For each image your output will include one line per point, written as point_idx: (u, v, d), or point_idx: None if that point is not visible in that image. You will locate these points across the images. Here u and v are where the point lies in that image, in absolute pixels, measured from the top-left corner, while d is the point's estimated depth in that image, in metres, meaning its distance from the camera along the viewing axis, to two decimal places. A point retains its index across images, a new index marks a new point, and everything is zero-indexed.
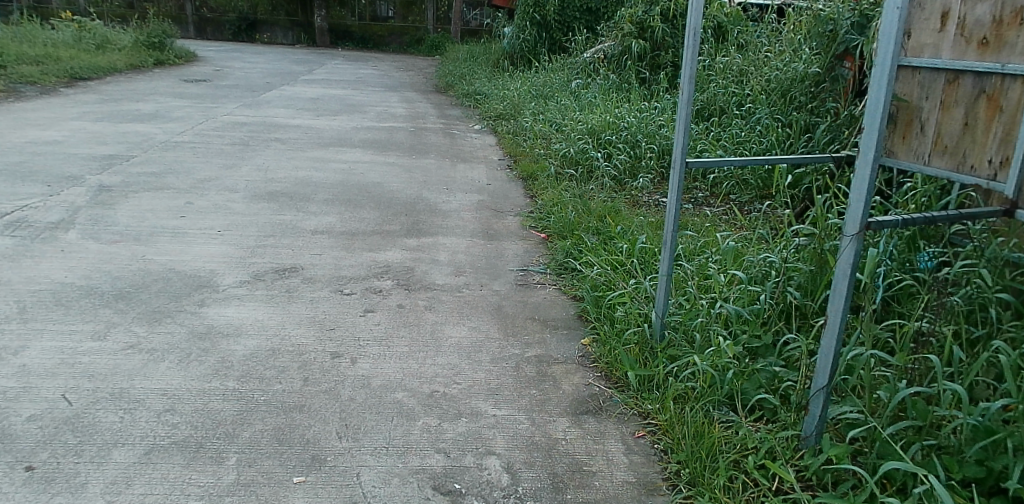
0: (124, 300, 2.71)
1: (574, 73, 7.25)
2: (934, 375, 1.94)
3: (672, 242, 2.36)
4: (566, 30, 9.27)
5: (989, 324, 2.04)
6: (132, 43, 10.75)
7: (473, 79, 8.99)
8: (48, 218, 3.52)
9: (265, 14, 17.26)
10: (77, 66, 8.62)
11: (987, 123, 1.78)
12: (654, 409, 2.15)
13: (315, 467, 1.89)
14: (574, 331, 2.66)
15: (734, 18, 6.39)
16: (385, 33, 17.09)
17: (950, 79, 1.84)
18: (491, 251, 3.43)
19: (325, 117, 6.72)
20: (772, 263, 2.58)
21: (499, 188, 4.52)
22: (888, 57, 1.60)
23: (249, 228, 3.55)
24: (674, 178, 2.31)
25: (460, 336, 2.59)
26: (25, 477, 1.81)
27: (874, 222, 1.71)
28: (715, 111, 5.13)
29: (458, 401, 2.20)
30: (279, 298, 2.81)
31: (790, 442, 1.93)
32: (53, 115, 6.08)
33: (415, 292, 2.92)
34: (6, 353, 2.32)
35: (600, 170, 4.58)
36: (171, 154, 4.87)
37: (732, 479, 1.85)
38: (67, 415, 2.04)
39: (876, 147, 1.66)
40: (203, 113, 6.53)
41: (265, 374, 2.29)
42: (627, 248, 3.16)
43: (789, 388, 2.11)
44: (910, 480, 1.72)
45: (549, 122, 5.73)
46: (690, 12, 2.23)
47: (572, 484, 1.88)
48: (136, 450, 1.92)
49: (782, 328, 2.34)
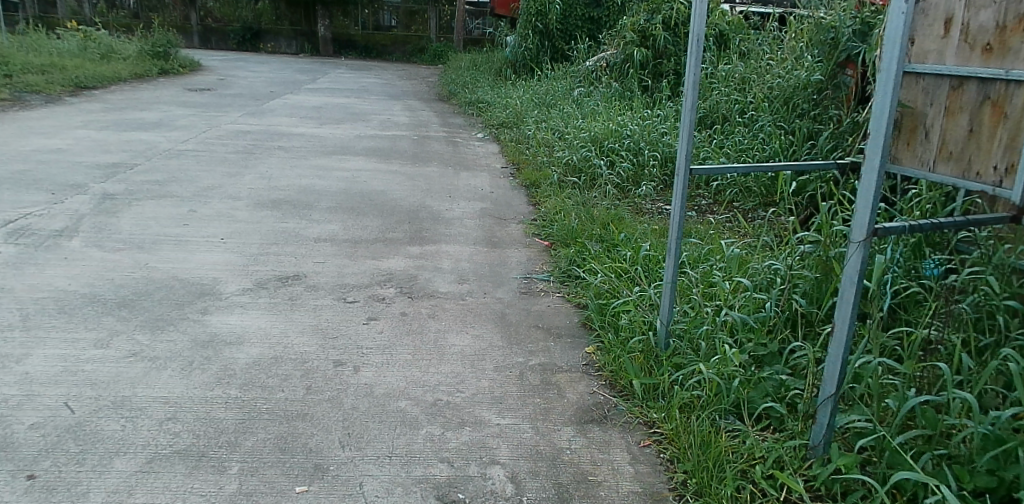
0: (127, 308, 2.71)
1: (576, 81, 7.27)
2: (943, 384, 1.92)
3: (675, 249, 2.35)
4: (568, 38, 9.35)
5: (997, 331, 2.02)
6: (136, 53, 10.76)
7: (475, 88, 9.02)
8: (52, 225, 3.52)
9: (269, 24, 17.35)
10: (82, 74, 8.66)
11: (991, 129, 1.75)
12: (660, 418, 2.13)
13: (317, 477, 1.87)
14: (577, 340, 2.64)
15: (736, 27, 6.42)
16: (387, 43, 17.17)
17: (954, 86, 1.83)
18: (494, 259, 3.42)
19: (328, 125, 6.74)
20: (777, 270, 2.56)
21: (502, 196, 4.52)
22: (893, 63, 1.60)
23: (253, 236, 3.54)
24: (678, 185, 2.29)
25: (463, 344, 2.57)
26: (27, 486, 1.80)
27: (881, 229, 1.68)
28: (717, 119, 5.15)
29: (462, 410, 2.18)
30: (282, 306, 2.80)
31: (798, 452, 1.90)
32: (58, 124, 6.09)
33: (418, 300, 2.91)
34: (9, 361, 2.31)
35: (602, 177, 4.59)
36: (175, 162, 4.87)
37: (740, 489, 1.83)
38: (70, 423, 2.02)
39: (882, 152, 1.64)
40: (206, 121, 6.54)
41: (267, 382, 2.27)
42: (631, 256, 3.16)
43: (796, 396, 2.08)
44: (920, 490, 1.70)
45: (552, 129, 5.74)
46: (694, 20, 2.22)
47: (577, 495, 1.86)
48: (139, 459, 1.91)
49: (788, 336, 2.33)
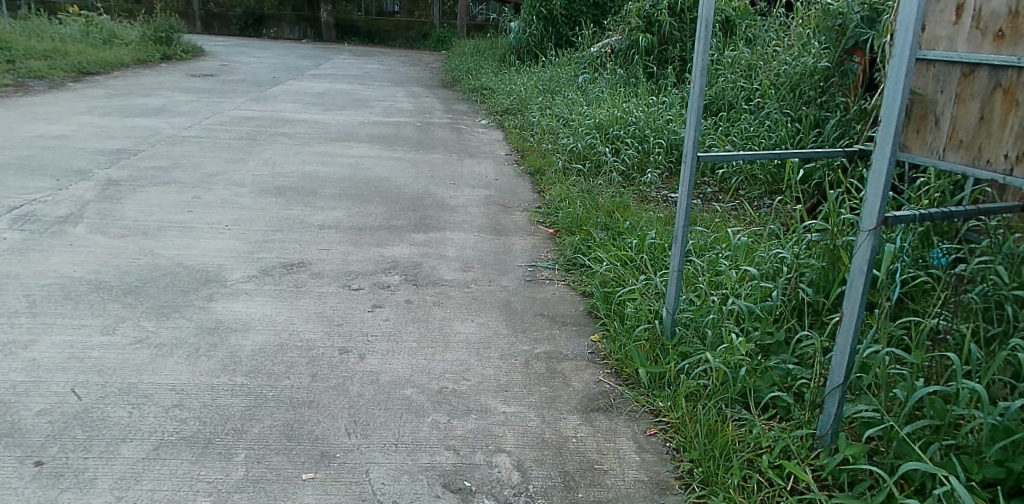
0: (133, 294, 2.71)
1: (581, 67, 7.24)
2: (951, 374, 1.91)
3: (682, 238, 2.33)
4: (572, 24, 9.25)
5: (1005, 321, 2.01)
6: (139, 38, 10.73)
7: (478, 74, 8.98)
8: (56, 211, 3.51)
9: (271, 9, 17.27)
10: (85, 60, 8.63)
11: (1002, 118, 1.71)
12: (666, 407, 2.13)
13: (324, 464, 1.88)
14: (583, 328, 2.64)
15: (742, 13, 6.38)
16: (390, 28, 17.10)
17: (966, 73, 1.80)
18: (499, 246, 3.41)
19: (332, 112, 6.72)
20: (783, 259, 2.56)
21: (506, 183, 4.50)
22: (907, 49, 1.58)
23: (257, 223, 3.53)
24: (685, 172, 2.27)
25: (468, 332, 2.57)
26: (35, 472, 1.80)
27: (892, 218, 1.67)
28: (723, 107, 5.09)
29: (468, 398, 2.18)
30: (288, 293, 2.80)
31: (805, 442, 1.90)
32: (61, 109, 6.07)
33: (423, 287, 2.91)
34: (16, 347, 2.31)
35: (607, 164, 4.57)
36: (178, 149, 4.86)
37: (747, 478, 1.82)
38: (77, 410, 2.03)
39: (894, 140, 1.62)
40: (209, 108, 6.52)
41: (274, 370, 2.27)
42: (637, 245, 3.15)
43: (803, 386, 2.08)
44: (928, 481, 1.70)
45: (556, 117, 5.70)
46: (703, 5, 2.19)
47: (583, 483, 1.86)
48: (146, 445, 1.91)
49: (794, 325, 2.33)
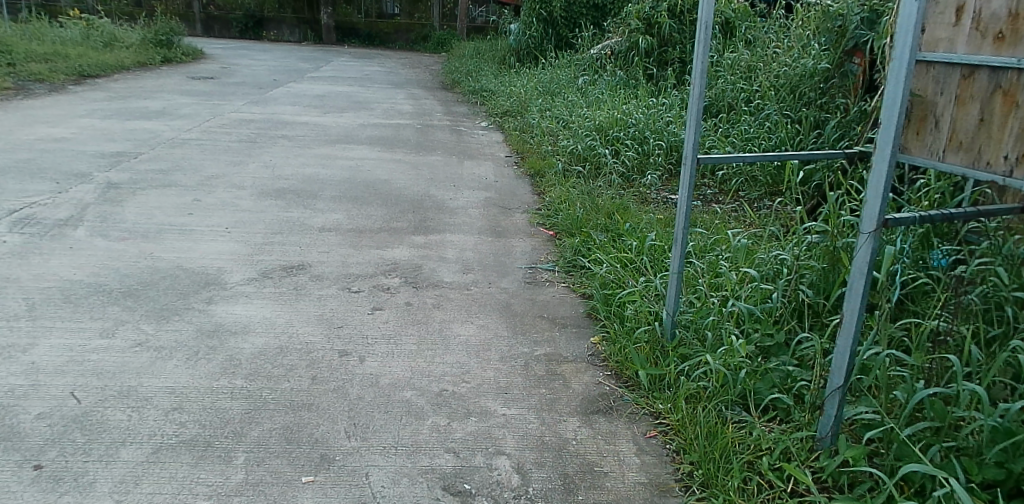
0: (133, 297, 2.71)
1: (581, 69, 7.24)
2: (952, 375, 1.90)
3: (682, 240, 2.33)
4: (572, 26, 9.25)
5: (1006, 322, 2.01)
6: (139, 41, 10.73)
7: (479, 76, 8.99)
8: (56, 214, 3.51)
9: (271, 12, 17.28)
10: (85, 63, 8.63)
11: (1002, 119, 1.71)
12: (666, 409, 2.12)
13: (324, 467, 1.87)
14: (583, 330, 2.64)
15: (742, 14, 6.38)
16: (390, 30, 17.11)
17: (965, 74, 1.79)
18: (499, 248, 3.41)
19: (332, 114, 6.72)
20: (783, 261, 2.56)
21: (506, 185, 4.50)
22: (906, 51, 1.58)
23: (257, 225, 3.53)
24: (685, 174, 2.27)
25: (468, 334, 2.57)
26: (35, 476, 1.80)
27: (891, 220, 1.67)
28: (723, 108, 5.10)
29: (468, 400, 2.18)
30: (287, 296, 2.80)
31: (805, 444, 1.90)
32: (61, 112, 6.07)
33: (423, 290, 2.91)
34: (16, 350, 2.31)
35: (607, 166, 4.57)
36: (178, 151, 4.86)
37: (747, 481, 1.82)
38: (77, 413, 2.03)
39: (894, 142, 1.62)
40: (210, 110, 6.52)
41: (273, 372, 2.27)
42: (637, 246, 3.15)
43: (803, 388, 2.08)
44: (928, 482, 1.69)
45: (556, 118, 5.70)
46: (702, 8, 2.19)
47: (583, 485, 1.86)
48: (145, 448, 1.91)
49: (794, 327, 2.33)
